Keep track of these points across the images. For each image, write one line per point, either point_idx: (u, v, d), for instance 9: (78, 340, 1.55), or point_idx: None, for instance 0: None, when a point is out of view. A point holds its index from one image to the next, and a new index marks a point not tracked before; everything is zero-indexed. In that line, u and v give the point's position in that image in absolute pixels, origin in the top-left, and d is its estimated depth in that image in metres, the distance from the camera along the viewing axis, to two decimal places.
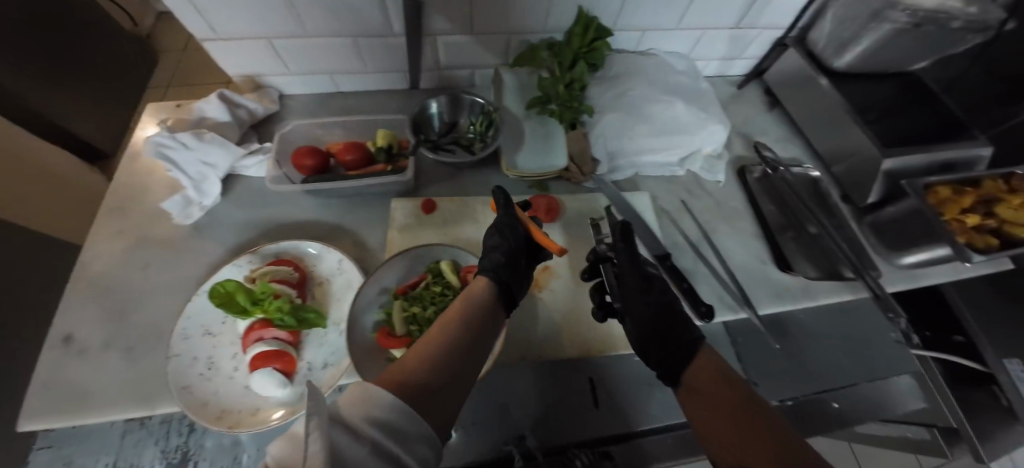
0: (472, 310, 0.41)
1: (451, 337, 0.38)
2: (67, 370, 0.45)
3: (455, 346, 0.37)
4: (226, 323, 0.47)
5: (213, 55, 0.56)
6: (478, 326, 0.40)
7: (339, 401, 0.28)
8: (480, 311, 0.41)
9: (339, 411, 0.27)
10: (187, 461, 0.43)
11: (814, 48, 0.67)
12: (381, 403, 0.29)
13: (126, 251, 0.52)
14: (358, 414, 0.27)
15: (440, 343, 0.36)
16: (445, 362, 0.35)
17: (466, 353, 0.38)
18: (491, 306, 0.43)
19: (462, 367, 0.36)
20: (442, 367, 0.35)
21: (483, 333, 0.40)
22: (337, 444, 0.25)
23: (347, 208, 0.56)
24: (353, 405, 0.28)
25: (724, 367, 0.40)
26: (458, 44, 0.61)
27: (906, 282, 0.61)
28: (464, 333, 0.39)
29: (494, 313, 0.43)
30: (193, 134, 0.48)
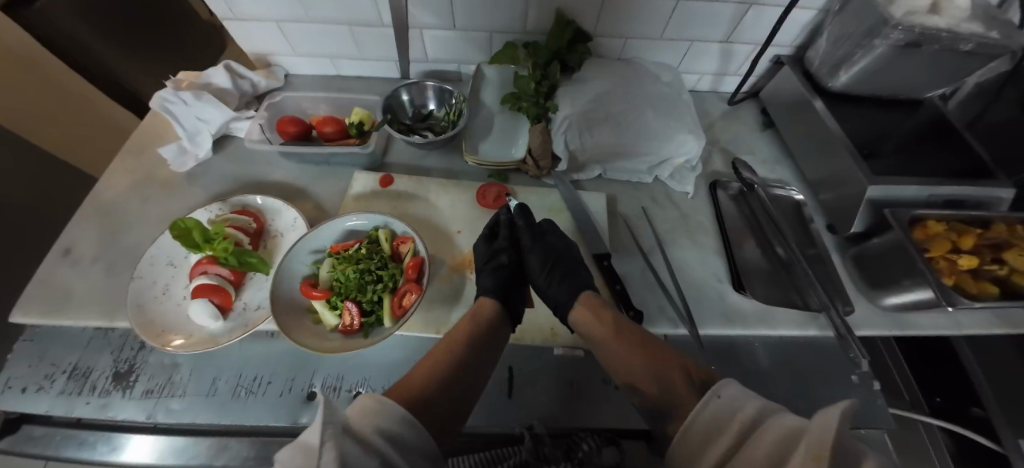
0: (479, 330, 0.45)
1: (456, 354, 0.42)
2: (59, 273, 0.54)
3: (460, 363, 0.42)
4: (187, 258, 0.53)
5: (233, 33, 0.65)
6: (483, 344, 0.44)
7: (351, 407, 0.32)
8: (485, 329, 0.46)
9: (352, 421, 0.30)
10: (130, 373, 0.49)
11: (810, 67, 0.66)
12: (388, 414, 0.32)
13: (130, 186, 0.61)
14: (370, 422, 0.31)
15: (444, 365, 0.41)
16: (444, 383, 0.39)
17: (470, 369, 0.42)
18: (497, 325, 0.47)
19: (463, 383, 0.41)
20: (444, 381, 0.39)
21: (484, 356, 0.44)
22: (349, 455, 0.27)
23: (318, 174, 0.62)
24: (363, 412, 0.31)
25: (604, 303, 0.48)
26: (443, 39, 0.66)
27: (887, 326, 0.54)
28: (468, 352, 0.43)
29: (500, 330, 0.47)
30: (193, 94, 0.58)
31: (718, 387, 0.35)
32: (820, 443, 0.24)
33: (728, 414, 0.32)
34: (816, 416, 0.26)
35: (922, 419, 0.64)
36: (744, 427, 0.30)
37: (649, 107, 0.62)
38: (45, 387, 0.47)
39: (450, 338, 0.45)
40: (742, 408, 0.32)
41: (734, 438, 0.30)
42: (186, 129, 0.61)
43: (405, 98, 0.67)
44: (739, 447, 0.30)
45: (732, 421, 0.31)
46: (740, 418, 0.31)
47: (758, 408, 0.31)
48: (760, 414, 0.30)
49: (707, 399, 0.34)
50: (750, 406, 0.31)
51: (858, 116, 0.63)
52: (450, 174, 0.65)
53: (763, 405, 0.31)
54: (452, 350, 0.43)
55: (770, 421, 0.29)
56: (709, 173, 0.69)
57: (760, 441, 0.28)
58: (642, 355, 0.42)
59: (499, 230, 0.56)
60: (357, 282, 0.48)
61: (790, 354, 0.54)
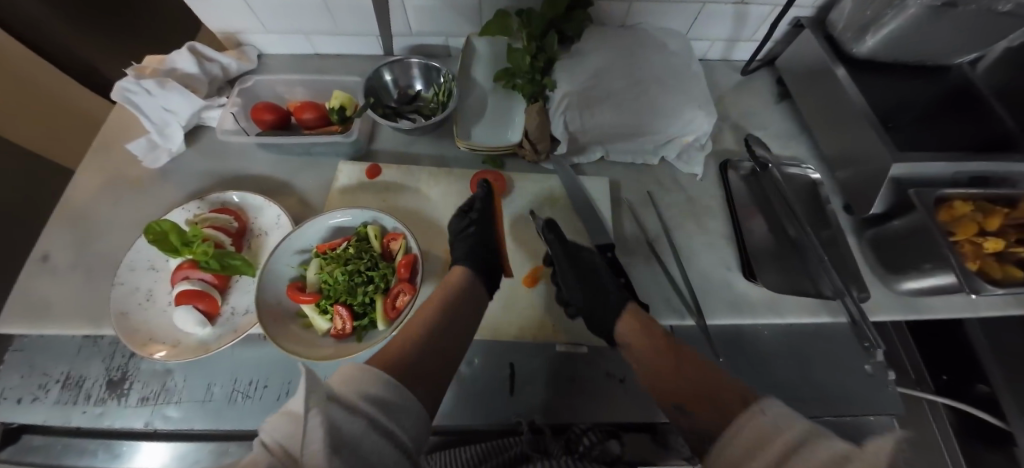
0: (453, 295, 0.43)
1: (433, 323, 0.40)
2: (39, 281, 0.52)
3: (438, 328, 0.39)
4: (168, 261, 0.51)
5: (196, 10, 0.58)
6: (460, 310, 0.42)
7: (332, 377, 0.30)
8: (461, 296, 0.44)
9: (334, 389, 0.28)
10: (124, 381, 0.47)
11: (832, 31, 0.59)
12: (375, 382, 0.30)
13: (103, 188, 0.58)
14: (355, 390, 0.29)
15: (422, 330, 0.39)
16: (424, 347, 0.37)
17: (450, 335, 0.40)
18: (472, 288, 0.45)
19: (443, 348, 0.38)
20: (424, 347, 0.37)
21: (462, 319, 0.42)
22: (336, 420, 0.25)
23: (300, 166, 0.59)
24: (345, 382, 0.29)
25: (652, 322, 0.44)
26: (426, 8, 0.59)
27: (903, 312, 0.52)
28: (445, 316, 0.41)
29: (476, 293, 0.45)
30: (156, 82, 0.54)
31: (762, 404, 0.31)
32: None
33: (773, 432, 0.28)
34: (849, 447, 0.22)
35: (928, 398, 0.63)
36: (788, 445, 0.27)
37: (655, 83, 0.56)
38: (40, 397, 0.45)
39: (426, 307, 0.42)
40: (789, 427, 0.28)
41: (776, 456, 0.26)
42: (153, 122, 0.58)
43: (388, 79, 0.62)
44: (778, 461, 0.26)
45: (774, 441, 0.27)
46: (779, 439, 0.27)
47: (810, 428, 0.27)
48: (811, 434, 0.27)
49: (749, 416, 0.30)
50: (799, 428, 0.28)
51: (879, 86, 0.58)
52: (441, 162, 0.61)
53: (813, 427, 0.27)
54: (428, 316, 0.40)
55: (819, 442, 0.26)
56: (718, 152, 0.65)
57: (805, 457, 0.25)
58: (676, 372, 0.38)
59: (472, 206, 0.52)
60: (347, 284, 0.45)
61: (801, 342, 0.52)
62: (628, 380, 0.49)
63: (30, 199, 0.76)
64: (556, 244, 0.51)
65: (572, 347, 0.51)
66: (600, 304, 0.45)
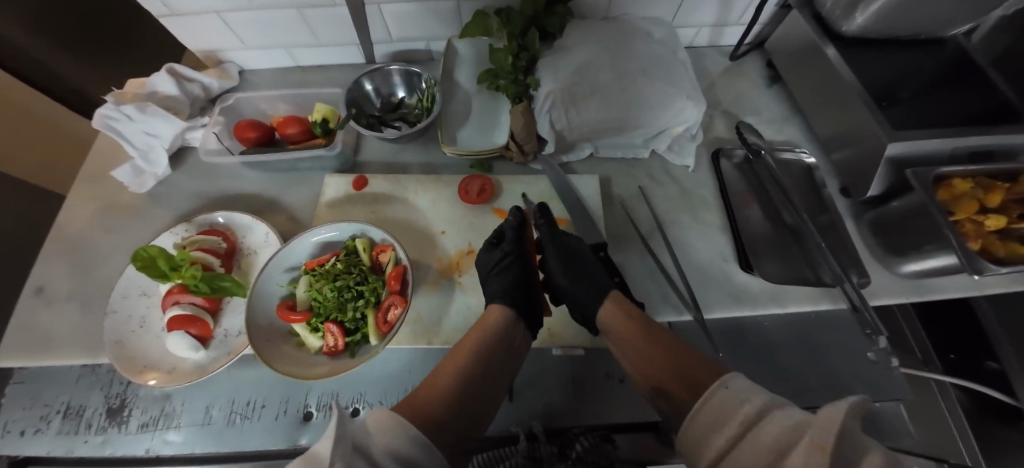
0: (491, 339, 0.41)
1: (467, 368, 0.38)
2: (35, 313, 0.52)
3: (470, 382, 0.37)
4: (159, 286, 0.51)
5: (174, 31, 0.58)
6: (496, 360, 0.40)
7: (368, 418, 0.30)
8: (500, 336, 0.41)
9: (362, 434, 0.28)
10: (124, 407, 0.47)
11: (821, 9, 0.57)
12: (403, 434, 0.29)
13: (91, 216, 0.58)
14: (383, 440, 0.28)
15: (455, 375, 0.37)
16: (456, 393, 0.35)
17: (479, 389, 0.37)
18: (514, 334, 0.43)
19: (475, 393, 0.37)
20: (455, 400, 0.35)
21: (500, 364, 0.40)
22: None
23: (287, 182, 0.59)
24: (382, 428, 0.29)
25: (631, 306, 0.43)
26: (403, 14, 0.58)
27: (908, 295, 0.51)
28: (479, 365, 0.38)
29: (514, 340, 0.42)
30: (137, 107, 0.53)
31: (725, 379, 0.32)
32: (822, 435, 0.22)
33: (735, 405, 0.30)
34: (823, 408, 0.24)
35: (936, 378, 0.62)
36: (750, 416, 0.28)
37: (641, 75, 0.55)
38: (42, 429, 0.45)
39: (457, 352, 0.40)
40: (750, 399, 0.29)
41: (742, 423, 0.28)
42: (136, 147, 0.57)
43: (370, 88, 0.61)
44: (744, 437, 0.27)
45: (734, 413, 0.29)
46: (745, 407, 0.29)
47: (766, 399, 0.29)
48: (766, 406, 0.28)
49: (712, 391, 0.31)
50: (757, 399, 0.29)
51: (870, 63, 0.57)
52: (429, 169, 0.60)
53: (772, 398, 0.29)
54: (462, 361, 0.39)
55: (777, 412, 0.27)
56: (711, 141, 0.64)
57: (762, 430, 0.26)
58: (647, 347, 0.39)
59: (503, 238, 0.50)
60: (337, 300, 0.45)
61: (804, 332, 0.51)
62: (628, 380, 0.49)
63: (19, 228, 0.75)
64: (544, 228, 0.51)
65: (569, 349, 0.50)
66: (589, 291, 0.45)
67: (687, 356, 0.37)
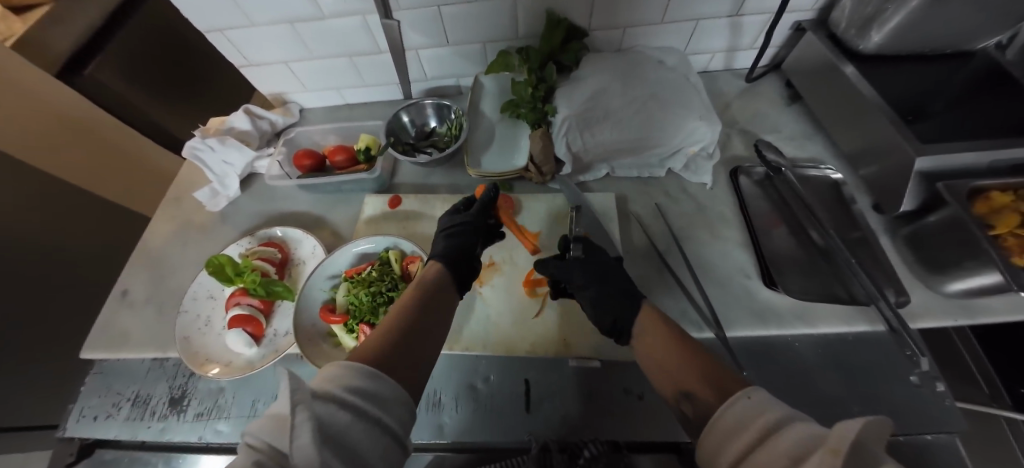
0: (423, 289, 0.43)
1: (403, 312, 0.39)
2: (120, 313, 0.61)
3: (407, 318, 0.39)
4: (223, 290, 0.58)
5: (251, 79, 0.70)
6: (429, 303, 0.41)
7: (315, 379, 0.30)
8: (434, 289, 0.43)
9: (317, 387, 0.28)
10: (183, 398, 0.53)
11: (836, 30, 0.59)
12: (356, 372, 0.30)
13: (173, 232, 0.69)
14: (337, 381, 0.29)
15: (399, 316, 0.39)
16: (399, 326, 0.37)
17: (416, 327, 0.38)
18: (441, 288, 0.44)
19: (416, 336, 0.37)
20: (395, 335, 0.36)
21: (436, 311, 0.41)
22: (323, 414, 0.26)
23: (332, 202, 0.66)
24: (327, 379, 0.29)
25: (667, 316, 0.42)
26: (437, 55, 0.66)
27: (957, 317, 0.47)
28: (415, 315, 0.39)
29: (444, 292, 0.44)
30: (218, 140, 0.65)
31: (747, 389, 0.30)
32: (837, 441, 0.20)
33: (753, 415, 0.27)
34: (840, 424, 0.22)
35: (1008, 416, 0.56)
36: (762, 430, 0.26)
37: (653, 100, 0.58)
38: (113, 414, 0.53)
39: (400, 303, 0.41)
40: (768, 411, 0.27)
41: (756, 434, 0.26)
42: (215, 173, 0.68)
43: (406, 120, 0.69)
44: (755, 451, 0.25)
45: (750, 424, 0.26)
46: (765, 418, 0.26)
47: (791, 413, 0.26)
48: (785, 419, 0.26)
49: (731, 402, 0.29)
50: (773, 414, 0.26)
51: (895, 78, 0.56)
52: (456, 189, 0.66)
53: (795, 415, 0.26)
54: (402, 308, 0.40)
55: (792, 426, 0.24)
56: (729, 159, 0.65)
57: (781, 440, 0.24)
58: (666, 353, 0.37)
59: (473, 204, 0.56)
60: (370, 304, 0.50)
61: (841, 354, 0.47)
62: (647, 396, 0.48)
63: (114, 246, 0.90)
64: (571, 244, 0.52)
65: (587, 361, 0.51)
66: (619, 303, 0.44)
67: (713, 362, 0.34)
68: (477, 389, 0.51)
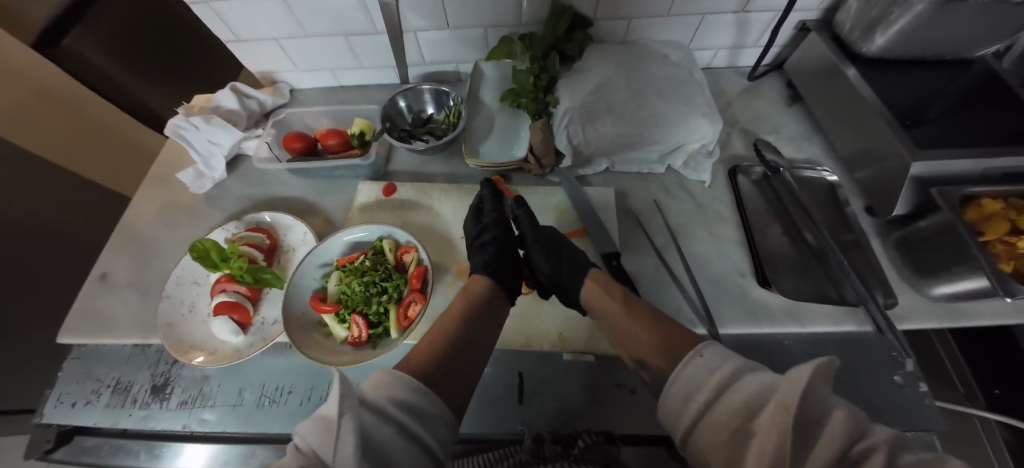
0: (472, 304, 0.45)
1: (450, 328, 0.42)
2: (99, 297, 0.58)
3: (455, 334, 0.42)
4: (209, 276, 0.56)
5: (238, 55, 0.67)
6: (478, 319, 0.44)
7: (365, 383, 0.33)
8: (479, 302, 0.46)
9: (367, 394, 0.31)
10: (167, 386, 0.51)
11: (840, 31, 0.59)
12: (403, 386, 0.33)
13: (155, 214, 0.66)
14: (385, 394, 0.32)
15: (449, 332, 0.42)
16: (448, 342, 0.40)
17: (464, 344, 0.41)
18: (490, 304, 0.46)
19: (461, 353, 0.40)
20: (446, 350, 0.40)
21: (482, 324, 0.44)
22: (366, 425, 0.28)
23: (324, 188, 0.64)
24: (377, 386, 0.33)
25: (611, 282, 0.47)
26: (436, 39, 0.64)
27: (942, 319, 0.48)
28: (457, 330, 0.42)
29: (493, 306, 0.46)
30: (203, 119, 0.62)
31: (700, 347, 0.36)
32: (788, 395, 0.26)
33: (711, 370, 0.33)
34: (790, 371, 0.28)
35: (980, 414, 0.59)
36: (721, 383, 0.31)
37: (656, 94, 0.57)
38: (92, 401, 0.51)
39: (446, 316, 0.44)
40: (723, 367, 0.33)
41: (710, 392, 0.32)
42: (199, 154, 0.65)
43: (402, 105, 0.67)
44: (716, 402, 0.31)
45: (710, 379, 0.32)
46: (721, 374, 0.32)
47: (737, 366, 0.32)
48: (738, 371, 0.32)
49: (688, 359, 0.35)
50: (728, 367, 0.32)
51: (894, 83, 0.57)
52: (453, 179, 0.64)
53: (742, 364, 0.33)
54: (448, 321, 0.43)
55: (747, 376, 0.31)
56: (728, 157, 0.65)
57: (738, 390, 0.30)
58: (626, 325, 0.42)
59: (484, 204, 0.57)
60: (363, 294, 0.49)
61: (830, 353, 0.48)
62: (640, 391, 0.48)
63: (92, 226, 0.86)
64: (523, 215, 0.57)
65: (582, 355, 0.51)
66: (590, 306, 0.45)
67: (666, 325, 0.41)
68: None
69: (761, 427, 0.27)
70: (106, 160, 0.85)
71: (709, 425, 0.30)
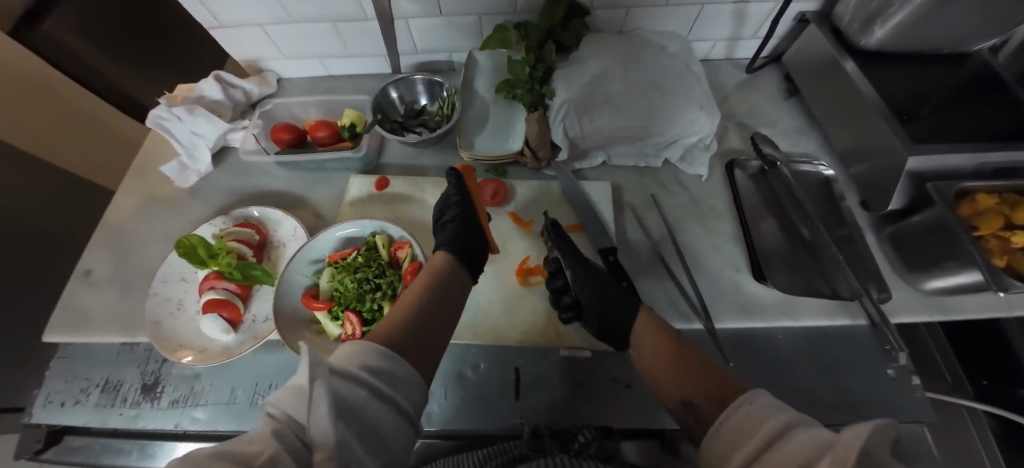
0: (433, 279, 0.43)
1: (413, 304, 0.40)
2: (81, 294, 0.57)
3: (420, 310, 0.40)
4: (197, 272, 0.55)
5: (222, 43, 0.64)
6: (440, 293, 0.42)
7: (332, 355, 0.32)
8: (444, 277, 0.44)
9: (335, 363, 0.30)
10: (157, 384, 0.50)
11: (839, 24, 0.58)
12: (371, 354, 0.32)
13: (138, 208, 0.63)
14: (355, 361, 0.31)
15: (409, 309, 0.39)
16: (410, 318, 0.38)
17: (428, 319, 0.39)
18: (452, 276, 0.45)
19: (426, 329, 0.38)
20: (410, 325, 0.38)
21: (446, 297, 0.42)
22: (338, 390, 0.28)
23: (314, 181, 0.63)
24: (345, 357, 0.32)
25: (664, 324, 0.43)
26: (428, 27, 0.62)
27: (933, 313, 0.49)
28: (423, 307, 0.40)
29: (455, 279, 0.45)
30: (186, 109, 0.59)
31: (748, 396, 0.31)
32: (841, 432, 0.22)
33: (758, 418, 0.29)
34: (846, 427, 0.22)
35: (966, 405, 0.61)
36: (767, 436, 0.27)
37: (654, 86, 0.56)
38: (80, 400, 0.50)
39: (407, 294, 0.42)
40: (772, 417, 0.28)
41: (761, 442, 0.27)
42: (183, 145, 0.63)
43: (394, 96, 0.65)
44: (762, 452, 0.26)
45: (760, 426, 0.28)
46: (768, 424, 0.27)
47: (791, 420, 0.27)
48: (792, 423, 0.27)
49: (733, 408, 0.31)
50: (778, 418, 0.28)
51: (892, 77, 0.56)
52: (446, 172, 0.63)
53: (797, 418, 0.27)
54: (415, 296, 0.41)
55: (803, 430, 0.25)
56: (725, 151, 0.64)
57: (785, 444, 0.25)
58: (670, 367, 0.39)
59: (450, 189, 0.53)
60: (356, 291, 0.48)
61: (822, 347, 0.49)
62: (635, 385, 0.48)
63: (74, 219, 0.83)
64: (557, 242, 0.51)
65: (578, 351, 0.51)
66: (608, 295, 0.45)
67: (717, 376, 0.36)
68: (467, 377, 0.50)
69: None
70: (85, 151, 0.81)
71: None
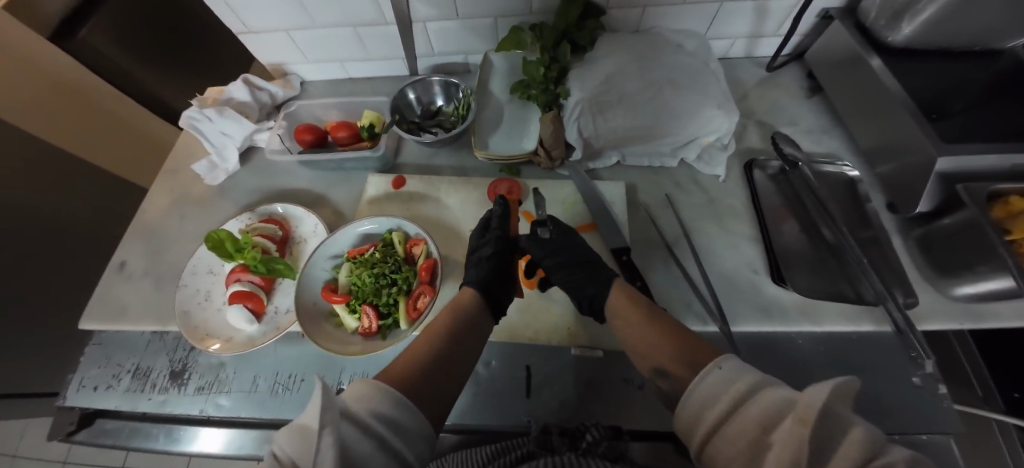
0: (456, 321, 0.42)
1: (432, 342, 0.39)
2: (116, 286, 0.60)
3: (440, 349, 0.39)
4: (224, 265, 0.57)
5: (250, 47, 0.67)
6: (464, 335, 0.41)
7: (347, 395, 0.31)
8: (465, 317, 0.43)
9: (348, 406, 0.30)
10: (184, 372, 0.53)
11: (865, 19, 0.56)
12: (383, 400, 0.31)
13: (169, 205, 0.67)
14: (364, 406, 0.30)
15: (429, 347, 0.39)
16: (428, 357, 0.38)
17: (446, 360, 0.38)
18: (475, 319, 0.44)
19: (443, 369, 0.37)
20: (429, 362, 0.37)
21: (466, 340, 0.41)
22: (347, 437, 0.27)
23: (334, 180, 0.65)
24: (357, 399, 0.31)
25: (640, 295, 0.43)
26: (445, 29, 0.63)
27: (964, 320, 0.46)
28: (439, 347, 0.39)
29: (478, 321, 0.44)
30: (216, 110, 0.62)
31: (717, 359, 0.32)
32: (806, 409, 0.23)
33: (726, 383, 0.29)
34: (808, 388, 0.25)
35: (998, 418, 0.58)
36: (733, 401, 0.28)
37: (670, 85, 0.56)
38: (113, 385, 0.53)
39: (426, 333, 0.41)
40: (739, 379, 0.29)
41: (728, 404, 0.28)
42: (213, 145, 0.66)
43: (412, 97, 0.66)
44: (730, 417, 0.27)
45: (726, 391, 0.29)
46: (737, 386, 0.28)
47: (758, 379, 0.29)
48: (756, 385, 0.28)
49: (702, 374, 0.31)
50: (746, 380, 0.29)
51: (920, 74, 0.54)
52: (461, 171, 0.64)
53: (762, 378, 0.29)
54: (433, 334, 0.40)
55: (765, 392, 0.27)
56: (743, 151, 0.63)
57: (750, 408, 0.26)
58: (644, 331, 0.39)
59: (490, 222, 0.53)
60: (373, 286, 0.50)
61: (843, 352, 0.47)
62: (647, 387, 0.48)
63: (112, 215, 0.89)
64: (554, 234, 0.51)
65: (591, 351, 0.51)
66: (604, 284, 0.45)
67: (691, 340, 0.36)
68: (479, 374, 0.51)
69: (776, 446, 0.23)
70: (124, 152, 0.87)
71: (721, 447, 0.27)
